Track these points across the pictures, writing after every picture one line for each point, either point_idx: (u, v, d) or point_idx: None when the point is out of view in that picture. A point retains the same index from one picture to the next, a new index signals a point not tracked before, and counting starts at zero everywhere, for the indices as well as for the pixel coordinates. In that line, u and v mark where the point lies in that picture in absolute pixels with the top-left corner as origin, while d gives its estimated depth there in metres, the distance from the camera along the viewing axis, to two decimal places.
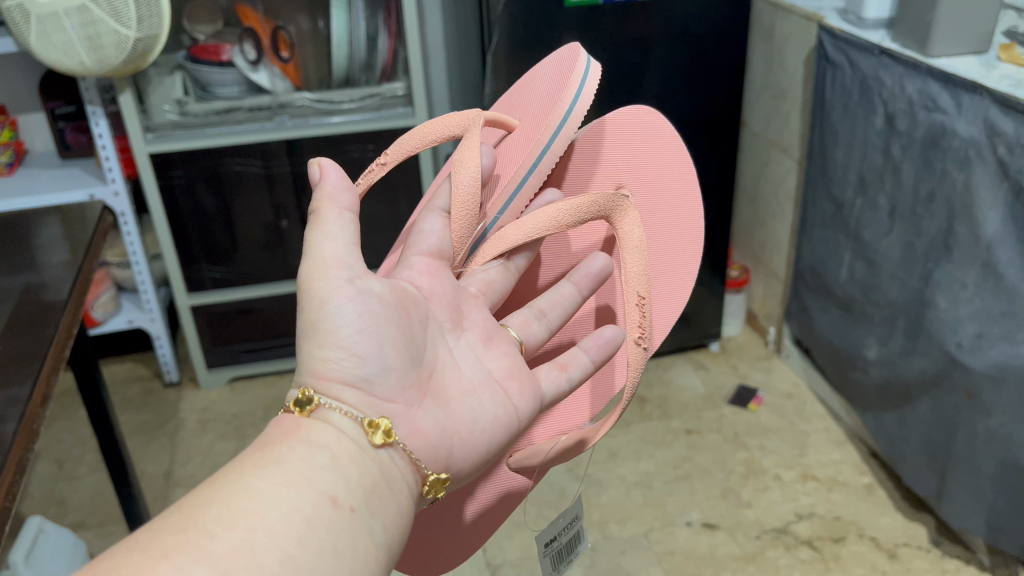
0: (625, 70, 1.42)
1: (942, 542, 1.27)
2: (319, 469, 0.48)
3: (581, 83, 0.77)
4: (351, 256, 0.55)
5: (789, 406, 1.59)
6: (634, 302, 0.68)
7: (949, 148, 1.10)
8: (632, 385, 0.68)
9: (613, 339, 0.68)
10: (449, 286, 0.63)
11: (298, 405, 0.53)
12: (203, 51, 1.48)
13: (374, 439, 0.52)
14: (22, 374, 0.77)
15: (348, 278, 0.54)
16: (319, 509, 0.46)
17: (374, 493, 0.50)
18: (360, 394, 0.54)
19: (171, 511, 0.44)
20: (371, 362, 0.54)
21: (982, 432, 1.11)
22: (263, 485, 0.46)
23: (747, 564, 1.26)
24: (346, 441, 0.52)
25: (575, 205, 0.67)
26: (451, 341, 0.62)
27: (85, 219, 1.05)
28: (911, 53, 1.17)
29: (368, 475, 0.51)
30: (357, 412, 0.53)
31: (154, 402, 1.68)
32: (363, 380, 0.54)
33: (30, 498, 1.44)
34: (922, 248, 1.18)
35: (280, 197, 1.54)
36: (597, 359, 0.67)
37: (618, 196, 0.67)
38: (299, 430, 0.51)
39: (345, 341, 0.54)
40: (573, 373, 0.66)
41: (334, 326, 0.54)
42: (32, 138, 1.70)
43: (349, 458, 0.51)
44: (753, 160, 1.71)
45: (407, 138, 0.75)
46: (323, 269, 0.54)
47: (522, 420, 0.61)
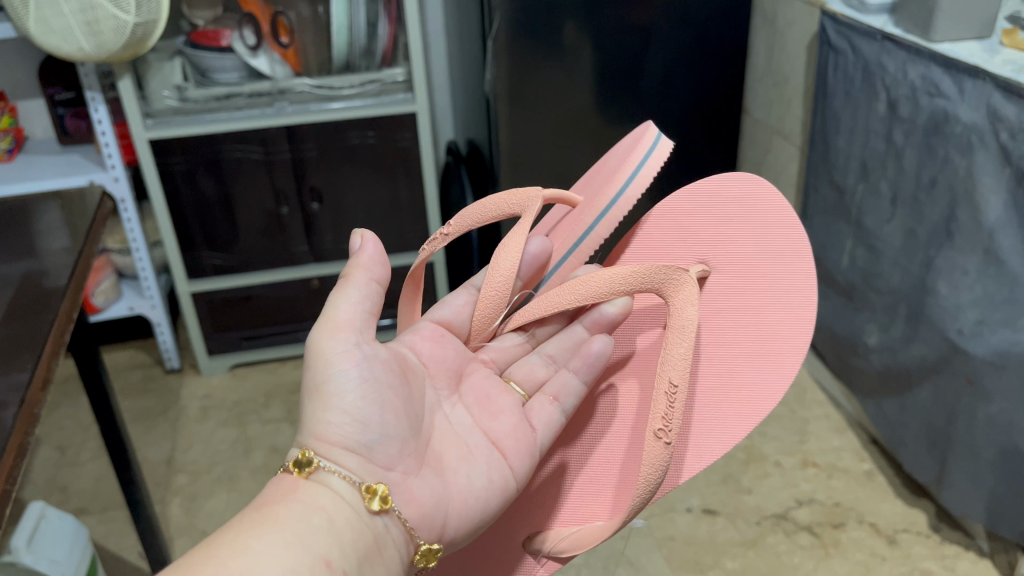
0: (627, 55, 1.41)
1: (942, 528, 1.27)
2: (315, 530, 0.57)
3: (643, 161, 0.85)
4: (362, 327, 0.65)
5: (790, 393, 1.59)
6: (665, 389, 0.71)
7: (951, 134, 1.09)
8: (647, 479, 0.70)
9: (602, 352, 0.76)
10: (450, 355, 0.78)
11: (298, 466, 0.62)
12: (202, 36, 1.48)
13: (372, 504, 0.62)
14: (22, 360, 0.77)
15: (355, 347, 0.64)
16: (314, 568, 0.54)
17: (363, 558, 0.59)
18: (359, 460, 0.64)
19: (181, 558, 0.52)
20: (372, 430, 0.64)
21: (982, 418, 1.11)
22: (265, 543, 0.53)
23: (747, 550, 1.26)
24: (343, 504, 0.61)
25: (629, 273, 0.77)
26: (447, 408, 0.75)
27: (85, 204, 1.05)
28: (914, 38, 1.16)
29: (360, 539, 0.60)
30: (354, 477, 0.63)
31: (156, 388, 1.69)
32: (362, 446, 0.64)
33: (31, 484, 1.44)
34: (924, 235, 1.18)
35: (281, 182, 1.53)
36: (585, 379, 0.77)
37: (676, 270, 0.75)
38: (296, 490, 0.60)
39: (348, 407, 0.63)
40: (565, 402, 0.76)
41: (340, 395, 0.63)
42: (31, 124, 1.69)
43: (343, 520, 0.60)
44: (755, 147, 1.70)
45: (468, 212, 0.85)
46: (336, 336, 0.64)
47: (516, 480, 0.72)
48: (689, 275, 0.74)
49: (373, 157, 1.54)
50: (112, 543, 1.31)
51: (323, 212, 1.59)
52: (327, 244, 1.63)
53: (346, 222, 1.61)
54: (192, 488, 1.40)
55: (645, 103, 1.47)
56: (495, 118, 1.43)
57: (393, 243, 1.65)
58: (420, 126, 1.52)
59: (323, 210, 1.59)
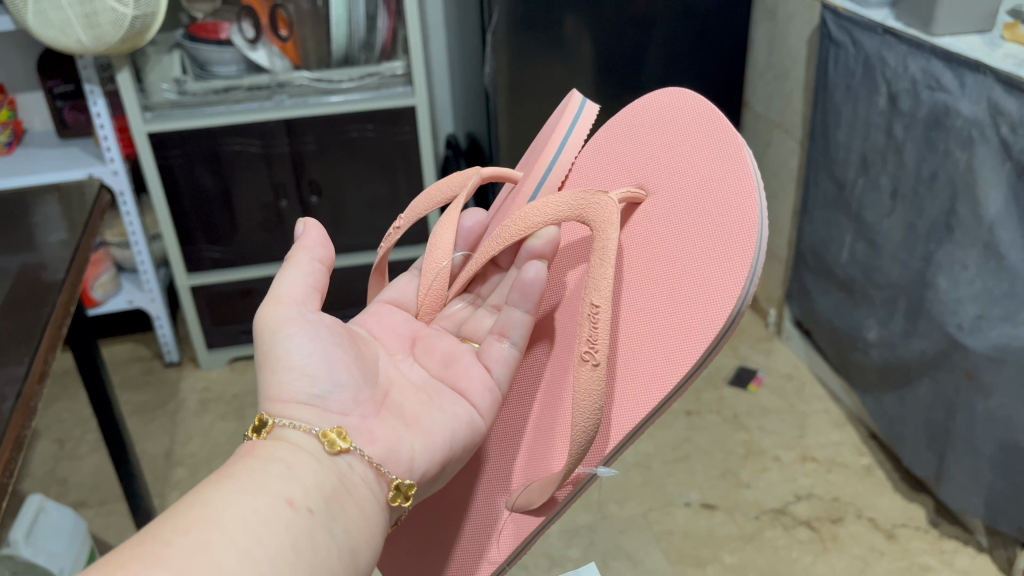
0: (627, 49, 1.41)
1: (941, 523, 1.27)
2: (274, 477, 0.53)
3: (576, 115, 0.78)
4: (305, 295, 0.64)
5: (789, 387, 1.59)
6: (586, 311, 0.63)
7: (951, 128, 1.09)
8: (585, 411, 0.62)
9: (538, 277, 0.66)
10: (398, 323, 0.74)
11: (255, 431, 0.59)
12: (201, 29, 1.47)
13: (330, 446, 0.57)
14: (19, 352, 0.77)
15: (299, 311, 0.63)
16: (275, 509, 0.50)
17: (332, 499, 0.54)
18: (314, 411, 0.60)
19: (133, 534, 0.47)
20: (323, 380, 0.61)
21: (981, 413, 1.11)
22: (220, 497, 0.49)
23: (745, 544, 1.26)
24: (304, 451, 0.57)
25: (548, 204, 0.70)
26: (403, 366, 0.71)
27: (83, 196, 1.05)
28: (915, 32, 1.15)
29: (326, 480, 0.55)
30: (312, 427, 0.59)
31: (155, 382, 1.69)
32: (316, 398, 0.61)
33: (30, 477, 1.44)
34: (924, 229, 1.18)
35: (280, 175, 1.53)
36: (531, 311, 0.68)
37: (598, 195, 0.67)
38: (256, 448, 0.56)
39: (296, 363, 0.61)
40: (514, 335, 0.69)
41: (285, 352, 0.61)
42: (31, 117, 1.69)
43: (305, 467, 0.55)
44: (755, 140, 1.70)
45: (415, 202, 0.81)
46: (279, 304, 0.63)
47: (480, 416, 0.68)
48: (609, 196, 0.66)
49: (371, 152, 1.54)
50: (111, 536, 1.31)
51: (321, 206, 1.58)
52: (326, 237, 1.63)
53: (345, 216, 1.61)
54: (190, 482, 1.40)
55: (646, 97, 1.46)
56: (495, 111, 1.42)
57: (392, 237, 1.65)
58: (420, 118, 1.52)
59: (322, 203, 1.58)
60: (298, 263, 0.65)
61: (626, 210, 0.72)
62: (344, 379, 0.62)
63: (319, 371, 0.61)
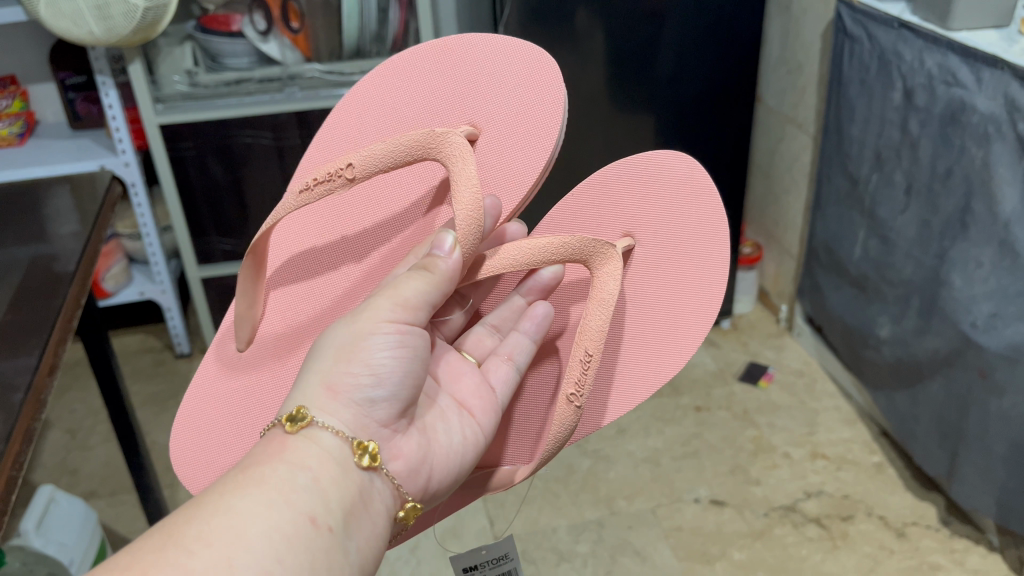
0: (638, 43, 1.40)
1: (952, 522, 1.26)
2: (299, 489, 0.52)
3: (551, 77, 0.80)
4: (418, 306, 0.62)
5: (800, 384, 1.58)
6: (580, 357, 0.69)
7: (967, 124, 1.08)
8: (558, 437, 0.69)
9: (545, 316, 0.75)
10: None
11: (290, 419, 0.57)
12: (213, 21, 1.47)
13: (361, 460, 0.56)
14: (30, 345, 0.77)
15: (399, 318, 0.61)
16: (298, 526, 0.50)
17: (351, 515, 0.54)
18: (357, 414, 0.58)
19: (156, 530, 0.48)
20: (383, 389, 0.59)
21: (995, 412, 1.10)
22: (246, 507, 0.49)
23: (754, 541, 1.26)
24: (333, 462, 0.56)
25: (558, 243, 0.71)
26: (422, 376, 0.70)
27: (95, 188, 1.05)
28: (932, 27, 1.14)
29: (348, 494, 0.55)
30: (347, 433, 0.58)
31: (166, 373, 1.69)
32: (366, 403, 0.59)
33: (42, 467, 1.45)
34: (938, 226, 1.17)
35: (291, 168, 1.53)
36: (535, 338, 0.75)
37: (604, 242, 0.71)
38: (283, 451, 0.55)
39: (372, 364, 0.59)
40: (519, 360, 0.74)
41: (367, 346, 0.59)
42: (43, 109, 1.69)
43: (331, 478, 0.55)
44: (768, 135, 1.69)
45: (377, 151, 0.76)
46: (390, 303, 0.61)
47: (486, 436, 0.69)
48: (615, 249, 0.72)
49: None
50: (122, 526, 1.32)
51: None
52: None
53: None
54: None
55: (658, 91, 1.46)
56: None
57: None
58: None
59: None
60: (428, 276, 0.63)
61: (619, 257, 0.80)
62: (399, 393, 0.60)
63: (382, 376, 0.59)
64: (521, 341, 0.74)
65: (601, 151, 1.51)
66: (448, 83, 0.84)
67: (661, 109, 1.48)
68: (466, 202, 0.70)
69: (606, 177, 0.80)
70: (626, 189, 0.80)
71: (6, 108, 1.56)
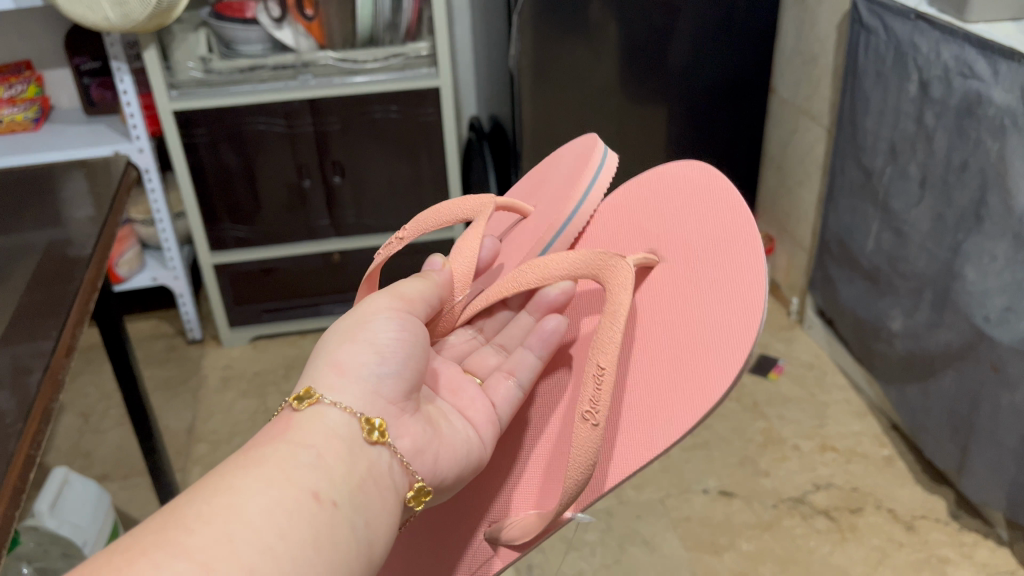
0: (652, 33, 1.40)
1: (962, 515, 1.26)
2: (301, 466, 0.53)
3: (603, 158, 0.82)
4: (414, 302, 0.67)
5: (810, 376, 1.58)
6: (592, 373, 0.64)
7: (983, 117, 1.07)
8: (577, 469, 0.62)
9: (554, 330, 0.71)
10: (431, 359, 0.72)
11: (297, 398, 0.58)
12: (227, 8, 1.47)
13: (369, 434, 0.57)
14: (47, 327, 0.78)
15: (398, 307, 0.65)
16: (299, 502, 0.50)
17: (358, 491, 0.54)
18: (367, 389, 0.59)
19: (157, 514, 0.48)
20: (390, 365, 0.61)
21: (1006, 406, 1.10)
22: (244, 487, 0.49)
23: (763, 532, 1.26)
24: (337, 441, 0.56)
25: (575, 258, 0.71)
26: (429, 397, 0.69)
27: (110, 173, 1.05)
28: (949, 19, 1.13)
29: (352, 471, 0.55)
30: (355, 408, 0.58)
31: (177, 358, 1.70)
32: (374, 378, 0.60)
33: (55, 450, 1.46)
34: (952, 219, 1.16)
35: (303, 156, 1.54)
36: (540, 354, 0.72)
37: (609, 255, 0.69)
38: (286, 433, 0.55)
39: (378, 342, 0.61)
40: (522, 377, 0.71)
41: (372, 328, 0.62)
42: (58, 94, 1.70)
43: (337, 454, 0.55)
44: (781, 127, 1.68)
45: (424, 217, 0.82)
46: (388, 297, 0.65)
47: (488, 445, 0.68)
48: (625, 259, 0.68)
49: (392, 132, 1.54)
50: (134, 509, 1.33)
51: (344, 186, 1.59)
52: (348, 220, 1.63)
53: (368, 197, 1.61)
54: (212, 458, 1.42)
55: (672, 82, 1.45)
56: (519, 94, 1.42)
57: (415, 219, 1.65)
58: (443, 99, 1.52)
59: (344, 183, 1.58)
60: (423, 282, 0.69)
61: (642, 275, 0.74)
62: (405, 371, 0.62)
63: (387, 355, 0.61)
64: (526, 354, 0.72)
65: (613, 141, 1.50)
66: (533, 189, 0.90)
67: (675, 100, 1.47)
68: (468, 242, 0.77)
69: (644, 207, 0.79)
70: (660, 214, 0.77)
71: (21, 93, 1.58)
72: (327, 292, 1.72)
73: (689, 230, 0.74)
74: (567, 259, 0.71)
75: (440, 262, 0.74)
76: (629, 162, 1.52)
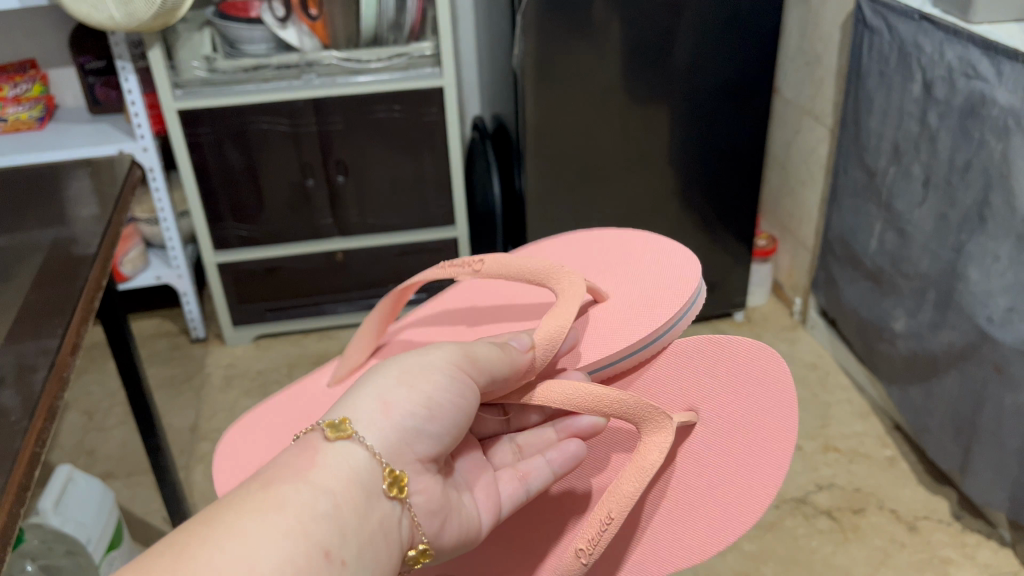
0: (655, 32, 1.40)
1: (964, 516, 1.26)
2: (319, 517, 0.49)
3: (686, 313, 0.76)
4: (485, 364, 0.63)
5: (813, 377, 1.58)
6: (601, 520, 0.66)
7: (987, 116, 1.07)
8: None
9: (574, 455, 0.69)
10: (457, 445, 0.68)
11: (331, 426, 0.55)
12: (231, 8, 1.48)
13: (389, 489, 0.54)
14: (53, 325, 0.78)
15: (464, 366, 0.62)
16: (312, 560, 0.46)
17: (365, 549, 0.51)
18: (403, 438, 0.57)
19: (162, 550, 0.44)
20: (434, 422, 0.59)
21: (1009, 407, 1.10)
22: (258, 534, 0.46)
23: (765, 532, 1.26)
24: (354, 489, 0.52)
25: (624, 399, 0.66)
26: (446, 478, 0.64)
27: (115, 172, 1.06)
28: (953, 19, 1.13)
29: (364, 526, 0.51)
30: (382, 455, 0.55)
31: (181, 357, 1.71)
32: (413, 432, 0.58)
33: (59, 448, 1.47)
34: (956, 220, 1.16)
35: (306, 154, 1.54)
36: (557, 471, 0.68)
37: (664, 418, 0.67)
38: (305, 470, 0.52)
39: (432, 396, 0.59)
40: (531, 486, 0.67)
41: (433, 379, 0.59)
42: (62, 93, 1.70)
43: (353, 507, 0.51)
44: (784, 127, 1.68)
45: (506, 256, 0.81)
46: (458, 349, 0.62)
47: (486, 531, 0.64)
48: (670, 421, 0.67)
49: (396, 131, 1.54)
50: (138, 507, 1.34)
51: (348, 185, 1.59)
52: (352, 218, 1.63)
53: (372, 195, 1.61)
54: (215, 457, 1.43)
55: (675, 83, 1.45)
56: (522, 94, 1.42)
57: (418, 219, 1.66)
58: (447, 99, 1.52)
59: (348, 182, 1.59)
60: (502, 350, 0.65)
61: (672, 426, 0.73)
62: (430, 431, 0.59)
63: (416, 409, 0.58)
64: (539, 466, 0.68)
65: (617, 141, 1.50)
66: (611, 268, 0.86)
67: (678, 100, 1.47)
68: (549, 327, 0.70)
69: (690, 357, 0.73)
70: (702, 371, 0.73)
71: (27, 92, 1.57)
72: (330, 291, 1.72)
73: (728, 400, 0.73)
74: (617, 397, 0.66)
75: (526, 341, 0.67)
76: (633, 162, 1.52)
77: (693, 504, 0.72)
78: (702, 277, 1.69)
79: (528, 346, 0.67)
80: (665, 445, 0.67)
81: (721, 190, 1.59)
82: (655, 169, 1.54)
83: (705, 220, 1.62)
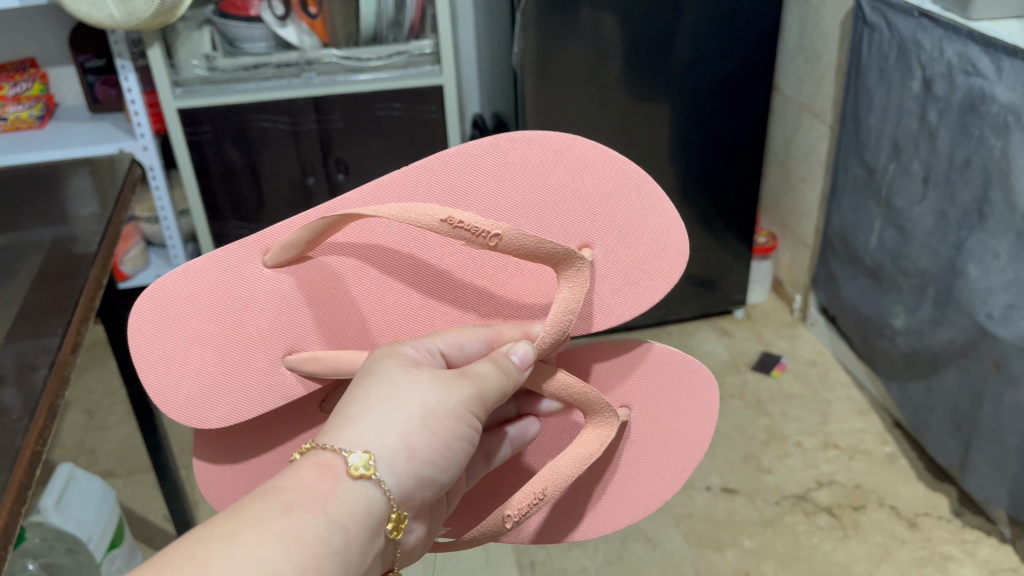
0: (655, 30, 1.40)
1: (964, 513, 1.26)
2: (331, 556, 0.44)
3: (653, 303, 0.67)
4: (500, 395, 0.56)
5: (813, 374, 1.58)
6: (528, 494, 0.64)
7: (987, 114, 1.07)
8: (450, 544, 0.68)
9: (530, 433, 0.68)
10: None
11: (356, 462, 0.47)
12: (231, 5, 1.47)
13: (391, 529, 0.49)
14: (53, 324, 0.78)
15: (485, 405, 0.54)
16: None
17: None
18: (415, 482, 0.50)
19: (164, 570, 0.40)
20: (446, 465, 0.52)
21: (1009, 404, 1.10)
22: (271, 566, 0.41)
23: (766, 529, 1.26)
24: (364, 528, 0.47)
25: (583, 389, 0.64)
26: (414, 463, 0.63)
27: (115, 171, 1.06)
28: (953, 16, 1.13)
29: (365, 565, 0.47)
30: (394, 499, 0.49)
31: None
32: (426, 476, 0.51)
33: (61, 447, 1.47)
34: (956, 217, 1.16)
35: (307, 153, 1.54)
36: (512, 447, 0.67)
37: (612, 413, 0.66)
38: (321, 499, 0.46)
39: (454, 442, 0.51)
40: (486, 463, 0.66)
41: (459, 421, 0.52)
42: (62, 92, 1.70)
43: (359, 547, 0.46)
44: (784, 124, 1.68)
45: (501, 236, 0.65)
46: (485, 381, 0.54)
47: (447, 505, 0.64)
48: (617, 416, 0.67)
49: (396, 129, 1.54)
50: (139, 505, 1.34)
51: (349, 183, 1.59)
52: None
53: None
54: None
55: (675, 80, 1.45)
56: (522, 91, 1.42)
57: None
58: (447, 98, 1.52)
59: (348, 181, 1.59)
60: (513, 375, 0.57)
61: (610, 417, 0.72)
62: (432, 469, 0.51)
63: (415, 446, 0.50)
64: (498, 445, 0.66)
65: (616, 139, 1.49)
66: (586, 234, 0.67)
67: (678, 98, 1.47)
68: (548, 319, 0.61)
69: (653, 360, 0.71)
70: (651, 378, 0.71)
71: (27, 91, 1.59)
72: None
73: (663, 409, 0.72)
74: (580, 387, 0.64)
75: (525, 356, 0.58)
76: (633, 160, 1.52)
77: (630, 471, 0.74)
78: (702, 275, 1.69)
79: (528, 364, 0.58)
80: (607, 440, 0.67)
81: (721, 187, 1.59)
82: (656, 166, 1.54)
83: (705, 218, 1.62)
